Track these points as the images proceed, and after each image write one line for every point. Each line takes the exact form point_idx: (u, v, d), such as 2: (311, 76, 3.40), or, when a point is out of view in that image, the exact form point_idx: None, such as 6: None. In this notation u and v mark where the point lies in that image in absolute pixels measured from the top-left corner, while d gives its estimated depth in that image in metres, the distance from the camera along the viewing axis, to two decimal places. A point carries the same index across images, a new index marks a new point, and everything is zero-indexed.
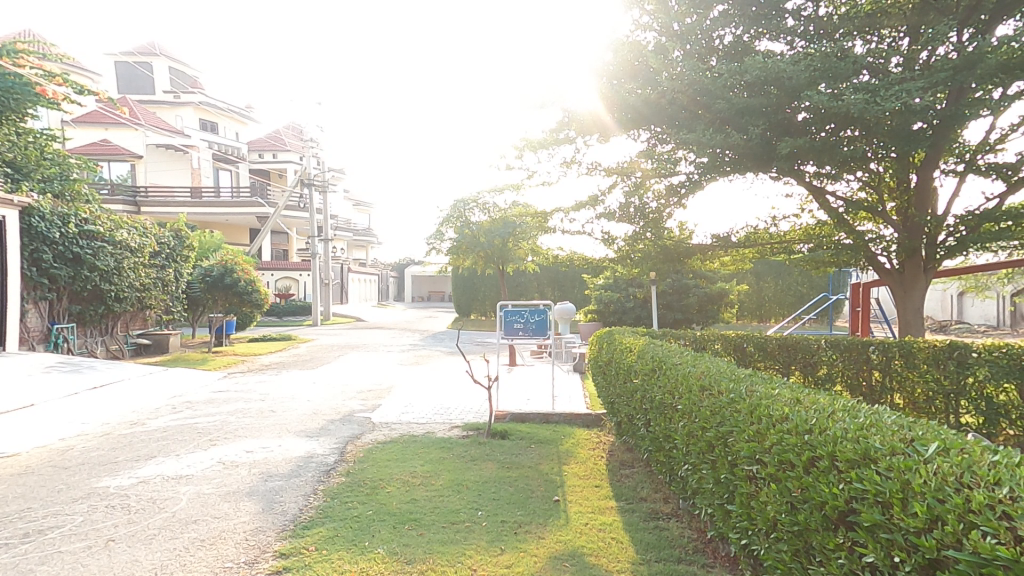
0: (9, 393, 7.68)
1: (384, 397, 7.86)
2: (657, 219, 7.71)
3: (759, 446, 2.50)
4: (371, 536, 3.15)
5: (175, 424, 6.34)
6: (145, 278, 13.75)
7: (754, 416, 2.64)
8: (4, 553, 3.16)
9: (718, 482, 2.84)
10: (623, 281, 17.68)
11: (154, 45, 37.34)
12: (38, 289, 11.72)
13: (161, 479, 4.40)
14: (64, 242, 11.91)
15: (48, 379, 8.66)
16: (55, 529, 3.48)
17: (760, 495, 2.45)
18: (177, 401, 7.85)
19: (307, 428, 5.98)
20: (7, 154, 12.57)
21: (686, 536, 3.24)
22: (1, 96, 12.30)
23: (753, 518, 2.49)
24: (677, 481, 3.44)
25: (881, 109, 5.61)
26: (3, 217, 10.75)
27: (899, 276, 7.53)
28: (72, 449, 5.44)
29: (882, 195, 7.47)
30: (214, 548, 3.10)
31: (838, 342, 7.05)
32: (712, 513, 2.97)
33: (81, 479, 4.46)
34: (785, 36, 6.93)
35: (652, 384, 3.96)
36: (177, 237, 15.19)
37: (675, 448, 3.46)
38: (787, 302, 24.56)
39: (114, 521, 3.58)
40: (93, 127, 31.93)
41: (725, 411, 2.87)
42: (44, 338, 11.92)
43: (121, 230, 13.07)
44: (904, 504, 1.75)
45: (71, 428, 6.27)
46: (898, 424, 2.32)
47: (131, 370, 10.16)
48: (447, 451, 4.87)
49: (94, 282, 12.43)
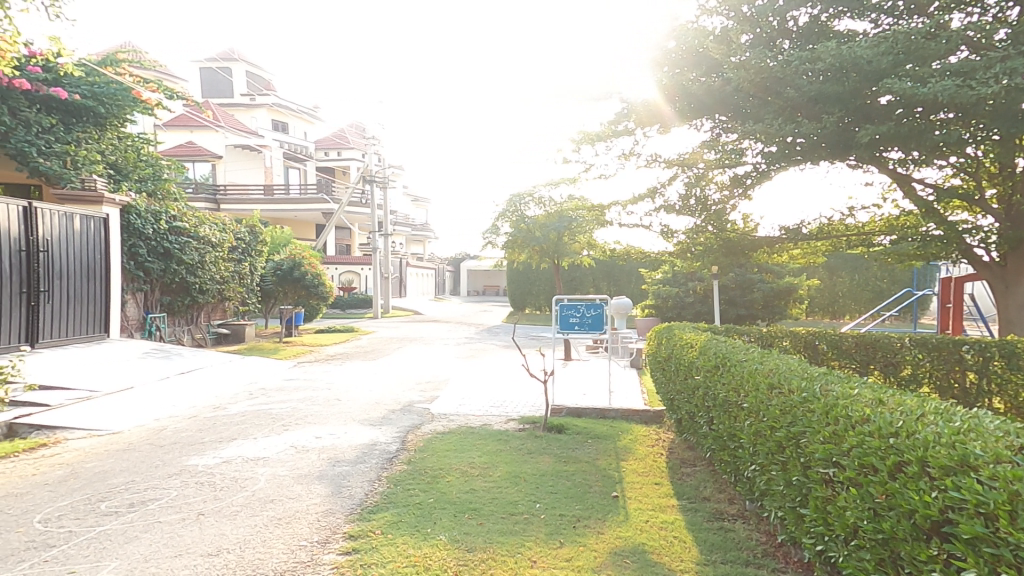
0: (111, 373, 8.48)
1: (442, 389, 8.06)
2: (720, 212, 7.49)
3: (836, 448, 2.37)
4: (432, 523, 3.24)
5: (251, 409, 6.75)
6: (224, 272, 14.84)
7: (830, 416, 2.52)
8: (115, 519, 3.49)
9: (789, 485, 2.72)
10: (682, 276, 17.32)
11: (230, 51, 39.92)
12: (136, 280, 12.69)
13: (241, 460, 4.69)
14: (156, 237, 12.85)
15: (144, 363, 9.52)
16: (154, 501, 3.79)
17: (837, 500, 2.33)
18: (254, 387, 8.42)
19: (370, 418, 6.20)
20: (112, 157, 13.20)
21: (754, 539, 3.13)
22: (106, 102, 12.84)
23: (831, 524, 2.38)
24: (743, 482, 3.33)
25: (976, 93, 5.06)
26: (107, 215, 11.55)
27: (1000, 269, 6.96)
28: (167, 428, 5.92)
29: (979, 182, 6.82)
30: (289, 527, 3.28)
31: (925, 341, 6.62)
32: (783, 517, 2.85)
33: (174, 457, 4.83)
34: (869, 12, 6.47)
35: (715, 380, 3.85)
36: (253, 233, 16.33)
37: (741, 448, 3.35)
38: (864, 298, 23.20)
39: (203, 496, 3.85)
40: (179, 129, 34.22)
41: (798, 411, 2.75)
42: (140, 326, 12.97)
43: (204, 226, 14.19)
44: (1011, 516, 1.61)
45: (164, 409, 6.84)
46: (1002, 431, 2.13)
47: (213, 356, 10.95)
48: (504, 443, 4.93)
49: (182, 275, 13.44)
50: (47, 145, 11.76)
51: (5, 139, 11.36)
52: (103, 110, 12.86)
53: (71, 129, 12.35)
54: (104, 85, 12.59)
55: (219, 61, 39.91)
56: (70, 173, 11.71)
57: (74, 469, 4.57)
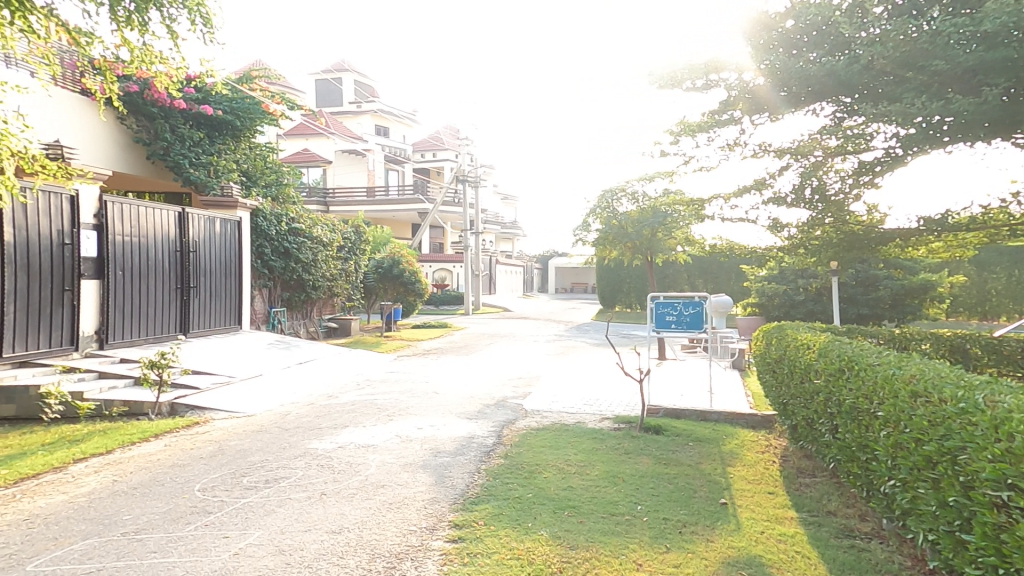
0: (246, 360, 9.63)
1: (533, 386, 8.18)
2: (841, 203, 6.88)
3: (1013, 469, 2.18)
4: (532, 518, 3.29)
5: (359, 399, 7.29)
6: (333, 269, 16.14)
7: (1001, 433, 2.30)
8: (256, 493, 3.96)
9: (944, 507, 2.57)
10: (792, 272, 16.27)
11: (342, 63, 43.21)
12: (262, 278, 14.07)
13: (354, 446, 5.05)
14: (278, 237, 14.16)
15: (270, 352, 10.70)
16: (285, 479, 4.21)
17: (1016, 530, 2.15)
18: (360, 378, 9.16)
19: (465, 411, 6.42)
20: (245, 165, 14.40)
21: (896, 562, 2.98)
22: (241, 116, 14.07)
23: (1006, 556, 2.22)
24: (880, 499, 3.21)
25: None
26: (240, 218, 12.73)
27: None
28: (290, 414, 6.56)
29: None
30: (399, 512, 3.47)
31: None
32: (934, 541, 2.70)
33: (299, 439, 5.34)
34: None
35: (840, 386, 3.71)
36: (357, 233, 17.72)
37: (875, 462, 3.22)
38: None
39: (324, 477, 4.21)
40: (296, 138, 37.54)
41: (955, 424, 2.55)
42: (265, 319, 14.36)
43: (317, 227, 15.47)
44: None
45: (286, 396, 7.66)
46: None
47: (324, 348, 11.92)
48: (600, 442, 4.92)
49: (299, 273, 14.75)
50: (196, 157, 13.39)
51: (167, 153, 13.16)
52: (239, 124, 14.11)
53: (214, 142, 13.77)
54: (240, 101, 13.89)
55: (332, 73, 43.21)
56: (213, 182, 13.40)
57: (222, 446, 5.27)
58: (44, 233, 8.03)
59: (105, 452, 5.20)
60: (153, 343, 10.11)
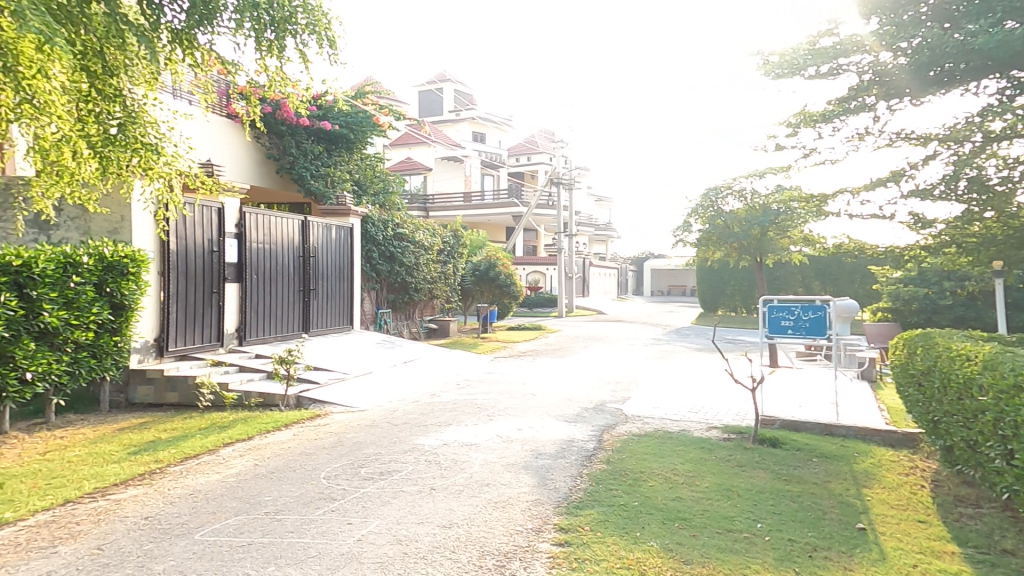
0: (357, 358, 10.48)
1: (633, 391, 8.28)
2: (1007, 195, 6.42)
3: None
4: (641, 528, 3.46)
5: (460, 398, 7.69)
6: (433, 272, 17.02)
7: None
8: (373, 484, 4.36)
9: None
10: (935, 275, 15.74)
11: (445, 73, 46.13)
12: (371, 280, 14.95)
13: (457, 444, 5.36)
14: (385, 242, 15.07)
15: (378, 350, 11.48)
16: (396, 473, 4.59)
17: None
18: (461, 377, 9.70)
19: (564, 414, 6.63)
20: (356, 175, 15.75)
21: None
22: (353, 130, 15.47)
23: None
24: None
25: None
26: (352, 225, 13.41)
27: None
28: (397, 410, 7.07)
29: None
30: (505, 511, 3.73)
31: None
32: None
33: (407, 435, 5.78)
34: None
35: (1014, 406, 3.41)
36: (455, 237, 18.44)
37: None
38: None
39: (431, 473, 4.55)
40: (401, 147, 40.00)
41: None
42: (373, 320, 15.21)
43: (419, 232, 16.30)
44: None
45: (395, 393, 8.30)
46: None
47: (426, 348, 12.54)
48: (708, 452, 5.14)
49: (404, 275, 15.67)
50: (316, 169, 14.91)
51: (293, 167, 14.80)
52: (352, 137, 15.48)
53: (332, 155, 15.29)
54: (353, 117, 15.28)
55: (435, 82, 46.77)
56: (330, 192, 14.95)
57: (339, 437, 5.85)
58: (198, 243, 9.22)
59: (249, 437, 5.97)
60: (280, 341, 11.07)
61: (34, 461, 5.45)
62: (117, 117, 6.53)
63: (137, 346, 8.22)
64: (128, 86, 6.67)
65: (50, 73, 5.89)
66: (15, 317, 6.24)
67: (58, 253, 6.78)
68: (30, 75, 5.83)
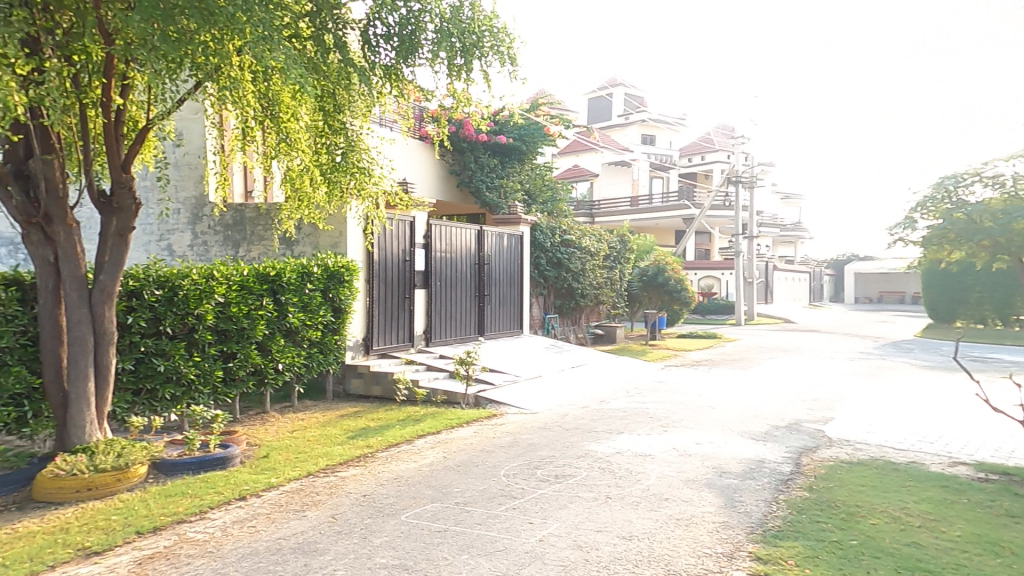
0: (527, 360, 11.38)
1: (835, 411, 8.20)
2: None
3: None
4: (862, 570, 3.41)
5: (631, 406, 8.24)
6: (599, 278, 17.34)
7: None
8: (553, 485, 4.87)
9: None
10: None
11: (614, 81, 48.30)
12: (540, 287, 15.93)
13: (631, 453, 5.82)
14: (552, 248, 15.83)
15: (547, 353, 12.27)
16: (572, 477, 5.06)
17: None
18: (631, 385, 10.11)
19: (751, 431, 6.90)
20: (527, 185, 17.05)
21: None
22: (526, 143, 16.55)
23: None
24: None
25: None
26: (522, 233, 13.89)
27: None
28: (568, 414, 7.72)
29: None
30: (690, 531, 3.97)
31: None
32: None
33: (580, 440, 6.33)
34: None
35: None
36: (622, 241, 18.65)
37: None
38: None
39: (607, 480, 4.98)
40: (568, 155, 41.56)
41: None
42: (541, 325, 16.11)
43: (585, 238, 16.73)
44: None
45: (575, 395, 9.12)
46: None
47: (594, 353, 13.09)
48: (955, 493, 4.84)
49: (570, 281, 16.23)
50: (491, 181, 16.09)
51: (471, 180, 16.07)
52: (523, 149, 16.62)
53: (506, 168, 16.37)
54: (528, 129, 16.26)
55: (607, 88, 49.03)
56: (503, 202, 15.99)
57: (515, 438, 6.47)
58: (395, 254, 10.21)
59: (438, 431, 6.80)
60: (460, 343, 11.68)
61: (290, 436, 6.72)
62: (341, 146, 7.39)
63: (351, 344, 9.35)
64: (350, 121, 7.43)
65: (300, 115, 7.02)
66: (272, 317, 7.76)
67: (298, 265, 8.28)
68: (287, 119, 7.06)
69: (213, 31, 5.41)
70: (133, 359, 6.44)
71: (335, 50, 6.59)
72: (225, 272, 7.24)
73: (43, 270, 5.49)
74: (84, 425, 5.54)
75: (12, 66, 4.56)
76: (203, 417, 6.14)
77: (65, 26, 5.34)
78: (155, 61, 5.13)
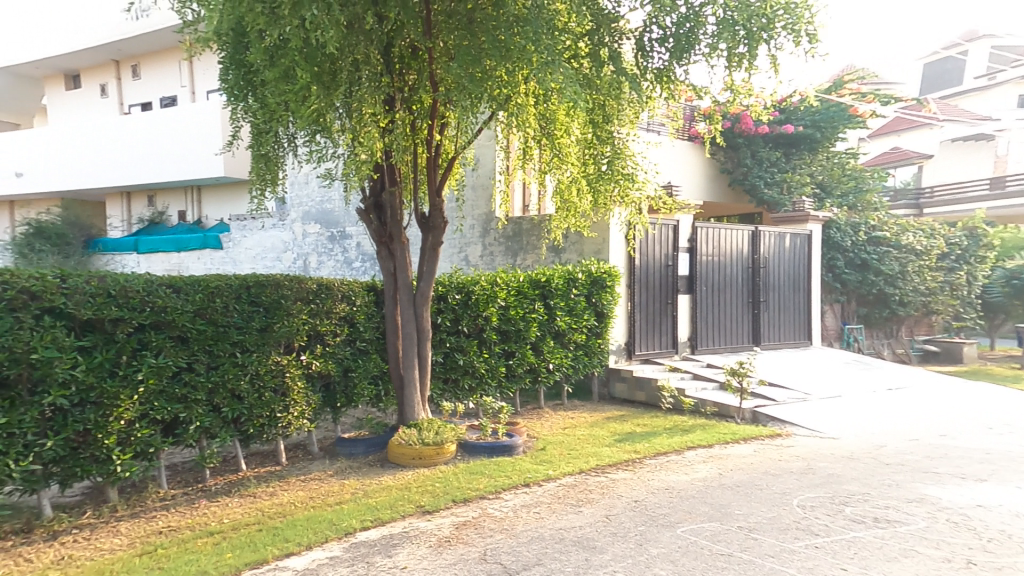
0: (824, 373, 9.79)
1: None
2: None
3: None
4: None
5: (995, 448, 6.50)
6: (932, 282, 14.35)
7: None
8: (876, 529, 4.23)
9: None
10: None
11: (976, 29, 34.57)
12: (835, 291, 14.05)
13: (1004, 511, 4.63)
14: (854, 248, 13.79)
15: (850, 367, 10.39)
16: (902, 525, 4.31)
17: None
18: (995, 421, 7.78)
19: None
20: (821, 176, 14.51)
21: None
22: (825, 126, 14.30)
23: None
24: None
25: None
26: (812, 232, 11.85)
27: None
28: (885, 446, 6.57)
29: None
30: None
31: None
32: None
33: (908, 481, 5.35)
34: None
35: None
36: (970, 236, 15.17)
37: None
38: None
39: (966, 541, 4.05)
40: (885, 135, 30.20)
41: None
42: (839, 336, 14.14)
43: (908, 234, 14.06)
44: None
45: (903, 425, 7.55)
46: None
47: (914, 372, 10.53)
48: None
49: (883, 285, 13.75)
50: (770, 176, 14.08)
51: (744, 177, 14.40)
52: (818, 134, 14.39)
53: (791, 159, 14.42)
54: (829, 110, 14.22)
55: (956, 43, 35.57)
56: (785, 199, 13.86)
57: (810, 465, 5.81)
58: (658, 260, 9.70)
59: (707, 444, 6.50)
60: (729, 354, 10.40)
61: (561, 432, 7.05)
62: (607, 155, 6.61)
63: (613, 349, 9.23)
64: (618, 129, 6.78)
65: (572, 130, 6.74)
66: (543, 320, 8.19)
67: (565, 270, 8.62)
68: (560, 135, 6.69)
69: (509, 66, 5.55)
70: (443, 352, 7.32)
71: (609, 63, 6.30)
72: (506, 279, 7.88)
73: (388, 278, 6.44)
74: (415, 404, 6.35)
75: (378, 120, 5.41)
76: (491, 408, 7.02)
77: (411, 84, 6.09)
78: (466, 100, 5.49)
